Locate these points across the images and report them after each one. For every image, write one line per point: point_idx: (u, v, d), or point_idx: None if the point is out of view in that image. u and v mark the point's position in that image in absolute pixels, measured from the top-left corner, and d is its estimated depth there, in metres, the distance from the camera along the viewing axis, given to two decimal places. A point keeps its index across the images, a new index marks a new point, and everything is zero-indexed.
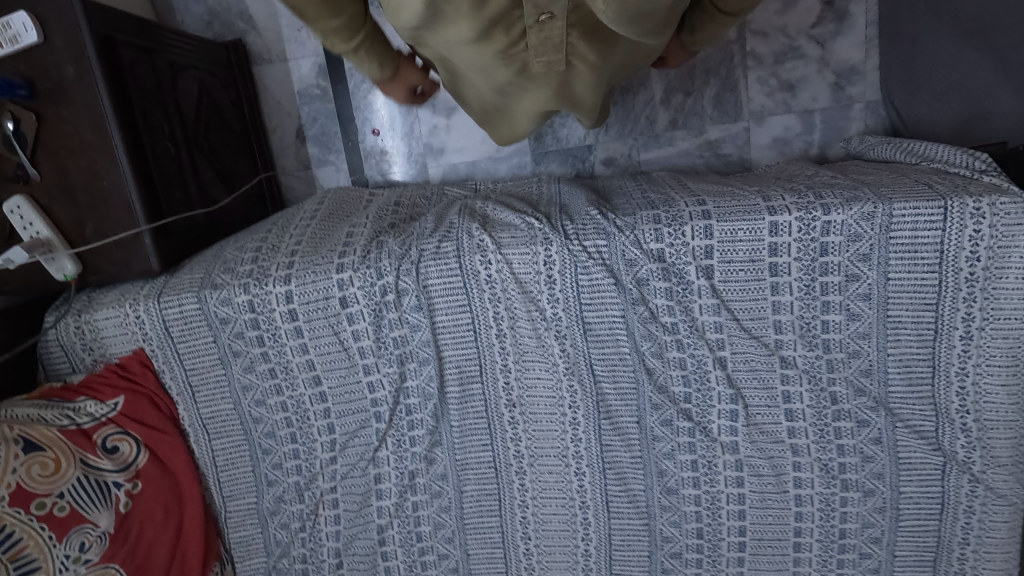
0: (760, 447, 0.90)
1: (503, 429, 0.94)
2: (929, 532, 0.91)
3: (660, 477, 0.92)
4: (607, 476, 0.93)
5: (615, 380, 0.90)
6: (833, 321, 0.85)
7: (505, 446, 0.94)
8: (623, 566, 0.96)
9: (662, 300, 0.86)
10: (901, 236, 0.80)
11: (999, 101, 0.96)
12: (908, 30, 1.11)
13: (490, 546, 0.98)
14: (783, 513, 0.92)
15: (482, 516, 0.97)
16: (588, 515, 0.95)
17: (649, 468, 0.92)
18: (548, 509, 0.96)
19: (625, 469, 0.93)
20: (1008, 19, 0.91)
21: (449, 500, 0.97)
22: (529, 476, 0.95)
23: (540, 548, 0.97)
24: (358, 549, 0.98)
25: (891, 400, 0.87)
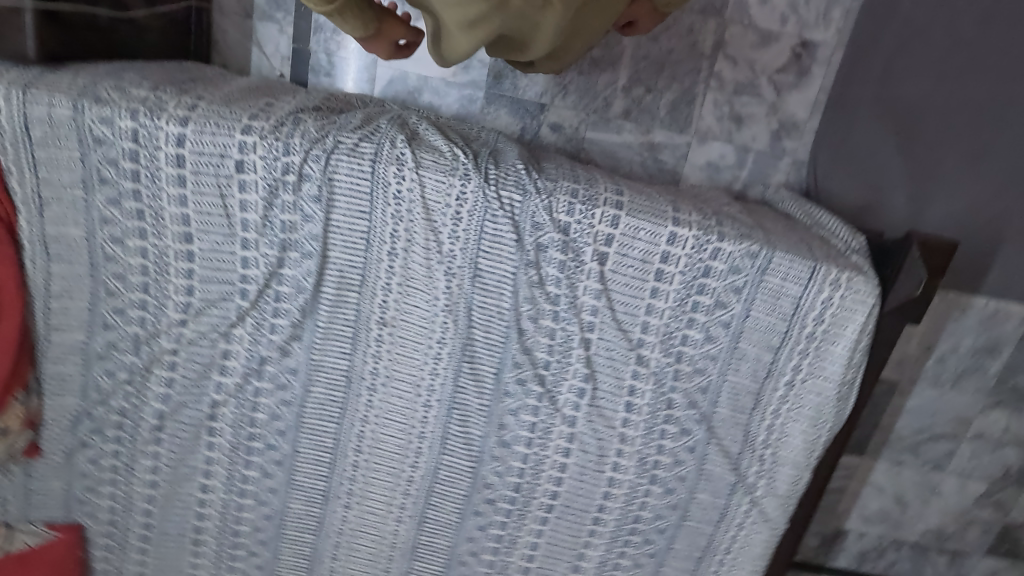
0: (594, 428, 0.98)
1: (367, 344, 0.94)
2: (702, 535, 1.05)
3: (498, 429, 0.98)
4: (451, 415, 0.97)
5: (487, 329, 0.92)
6: (691, 336, 0.93)
7: (364, 360, 0.95)
8: (441, 498, 1.02)
9: (553, 270, 0.89)
10: (771, 281, 0.88)
11: (893, 200, 1.18)
12: (851, 107, 1.23)
13: (322, 446, 1.00)
14: (594, 489, 1.02)
15: (321, 419, 0.98)
16: (423, 446, 0.99)
17: (493, 419, 0.97)
18: (387, 430, 0.98)
19: (470, 413, 0.97)
20: (931, 128, 1.13)
21: (293, 395, 0.97)
22: (379, 394, 0.96)
23: (367, 463, 1.00)
24: (188, 414, 0.98)
25: (714, 419, 0.98)
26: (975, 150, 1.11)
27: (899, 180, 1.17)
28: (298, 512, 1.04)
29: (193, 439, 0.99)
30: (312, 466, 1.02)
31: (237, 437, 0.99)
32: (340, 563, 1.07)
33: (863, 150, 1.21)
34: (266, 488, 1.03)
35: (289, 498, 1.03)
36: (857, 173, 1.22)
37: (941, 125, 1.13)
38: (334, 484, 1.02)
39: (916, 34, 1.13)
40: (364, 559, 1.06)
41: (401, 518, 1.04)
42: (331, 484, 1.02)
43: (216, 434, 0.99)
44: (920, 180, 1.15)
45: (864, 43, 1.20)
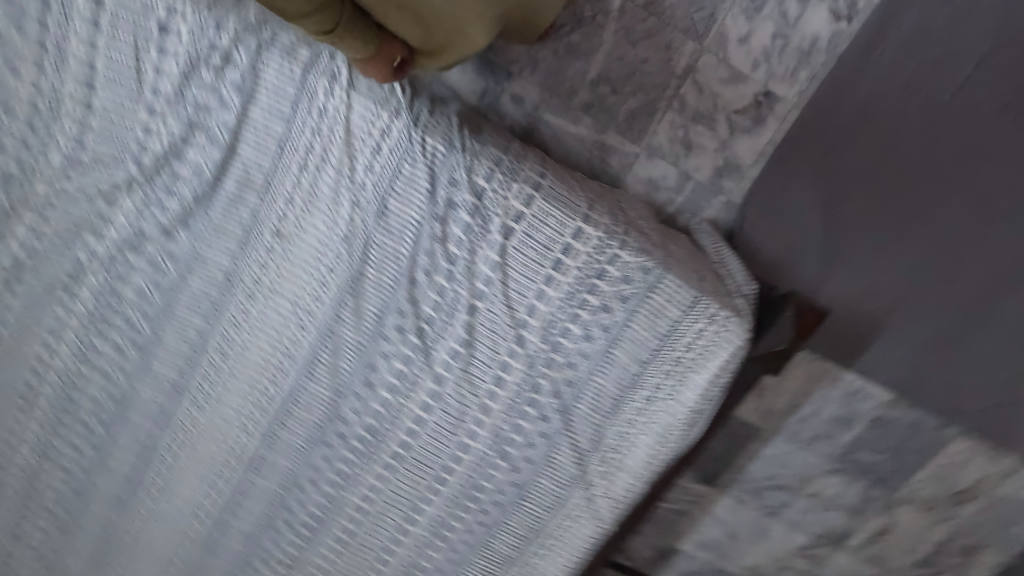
0: (460, 392, 1.00)
1: (262, 248, 0.94)
2: (534, 516, 1.10)
3: (367, 369, 0.99)
4: (325, 342, 0.97)
5: (380, 269, 0.92)
6: (571, 331, 0.96)
7: (248, 266, 0.95)
8: (295, 421, 1.03)
9: (458, 230, 0.89)
10: (656, 298, 0.93)
11: (805, 265, 1.36)
12: (790, 167, 1.30)
13: (185, 338, 1.01)
14: (444, 449, 1.05)
15: (191, 311, 0.99)
16: (289, 365, 0.99)
17: (364, 358, 0.98)
18: (257, 337, 0.99)
19: (343, 346, 0.97)
20: (855, 210, 1.27)
21: (165, 280, 0.98)
22: (256, 304, 0.97)
23: (228, 367, 1.01)
24: (76, 261, 1.00)
25: (573, 413, 1.02)
26: (877, 240, 1.27)
27: (814, 250, 1.34)
28: (143, 397, 1.05)
29: (74, 285, 1.01)
30: (176, 351, 1.02)
31: (112, 297, 1.00)
32: (183, 453, 1.08)
33: (790, 214, 1.33)
34: (125, 358, 1.03)
35: (141, 379, 1.04)
36: (781, 233, 1.36)
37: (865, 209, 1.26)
38: (189, 379, 1.03)
39: (867, 118, 1.20)
40: (207, 456, 1.07)
41: (251, 429, 1.04)
42: (190, 376, 1.03)
43: (93, 289, 1.01)
44: (830, 253, 1.32)
45: (823, 110, 1.24)
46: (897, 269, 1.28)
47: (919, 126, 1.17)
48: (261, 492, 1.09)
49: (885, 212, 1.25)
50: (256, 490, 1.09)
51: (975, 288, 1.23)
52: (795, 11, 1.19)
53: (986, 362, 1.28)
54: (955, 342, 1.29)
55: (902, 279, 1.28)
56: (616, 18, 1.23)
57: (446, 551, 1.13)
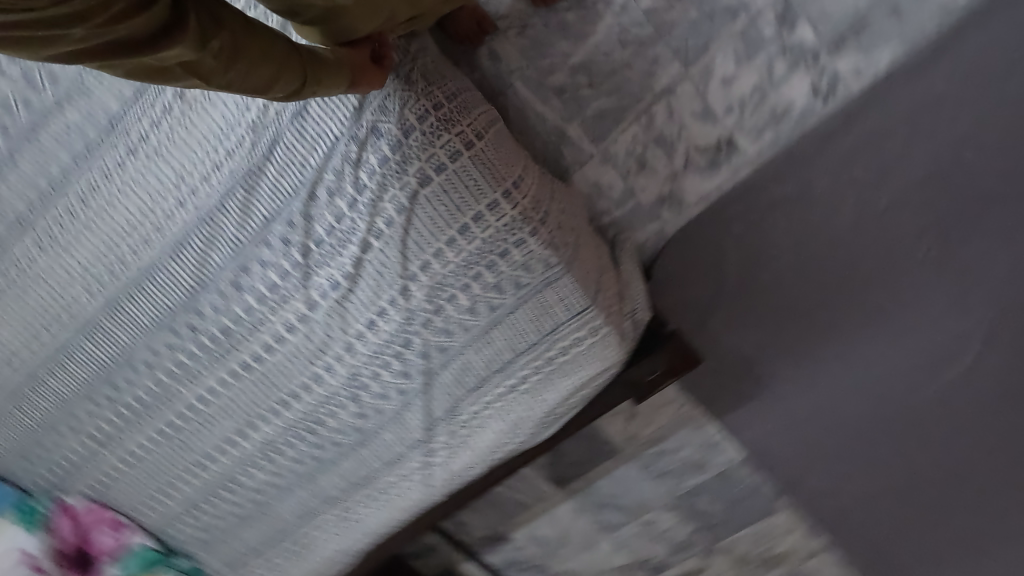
0: (329, 323, 0.97)
1: (161, 106, 0.86)
2: (367, 467, 1.09)
3: (238, 269, 0.93)
4: (200, 227, 0.90)
5: (281, 172, 0.87)
6: (457, 300, 0.94)
7: (139, 119, 0.87)
8: (145, 299, 0.95)
9: (373, 160, 0.85)
10: (548, 295, 0.93)
11: (710, 312, 1.46)
12: (721, 221, 1.38)
13: (42, 171, 0.90)
14: (296, 375, 1.01)
15: (56, 145, 0.89)
16: (155, 239, 0.92)
17: (240, 258, 0.92)
18: (128, 199, 0.90)
19: (220, 238, 0.91)
20: (769, 275, 1.40)
21: (36, 100, 0.87)
22: (137, 161, 0.89)
23: (87, 218, 0.92)
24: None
25: (435, 379, 1.01)
26: (777, 305, 1.41)
27: (721, 300, 1.45)
28: None
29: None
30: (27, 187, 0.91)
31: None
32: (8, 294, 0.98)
33: (711, 263, 1.42)
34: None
35: None
36: (698, 278, 1.44)
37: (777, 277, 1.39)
38: (37, 216, 0.93)
39: (805, 198, 1.32)
40: (36, 304, 0.98)
41: (94, 292, 0.96)
42: (41, 216, 0.93)
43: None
44: (735, 307, 1.44)
45: (767, 179, 1.32)
46: (785, 336, 1.43)
47: (841, 224, 1.32)
48: (87, 360, 1.01)
49: (792, 283, 1.39)
50: (82, 356, 1.01)
51: (837, 368, 1.42)
52: (781, 71, 1.21)
53: (824, 431, 1.49)
54: (809, 409, 1.48)
55: (787, 345, 1.43)
56: (615, 14, 1.21)
57: (269, 474, 1.10)
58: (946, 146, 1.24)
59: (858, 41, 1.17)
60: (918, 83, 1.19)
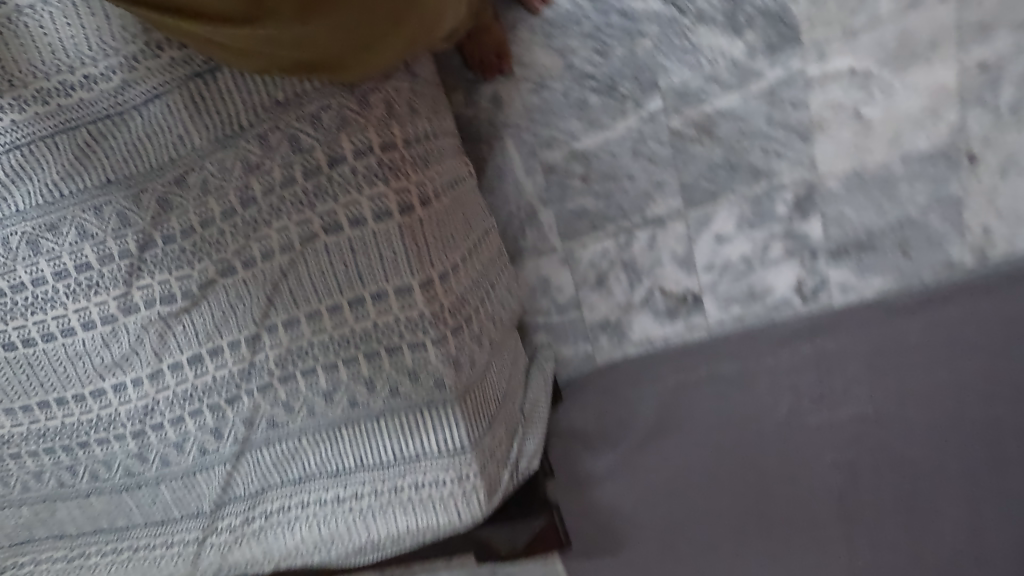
0: (140, 340, 0.72)
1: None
2: (124, 515, 0.84)
3: (43, 226, 0.68)
4: (9, 155, 0.65)
5: (148, 139, 0.64)
6: (316, 378, 0.74)
7: None
8: None
9: (277, 178, 0.65)
10: (423, 419, 0.74)
11: (594, 457, 1.24)
12: (652, 368, 1.26)
13: None
14: (72, 381, 0.75)
15: None
16: None
17: (52, 213, 0.67)
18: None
19: (31, 178, 0.66)
20: (669, 442, 1.22)
21: None
22: None
23: None
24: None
25: (252, 453, 0.79)
26: (664, 480, 1.21)
27: (611, 449, 1.24)
28: None
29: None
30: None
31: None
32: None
33: (621, 405, 1.26)
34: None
35: None
36: (603, 415, 1.26)
37: (676, 446, 1.22)
38: None
39: (743, 383, 1.22)
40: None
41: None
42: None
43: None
44: (622, 462, 1.23)
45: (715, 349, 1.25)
46: (658, 519, 1.21)
47: (768, 424, 1.20)
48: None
49: (688, 463, 1.21)
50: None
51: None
52: (775, 255, 1.17)
53: None
54: None
55: (654, 529, 1.22)
56: (642, 119, 1.08)
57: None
58: (891, 394, 1.17)
59: (859, 259, 1.16)
60: (890, 321, 1.17)
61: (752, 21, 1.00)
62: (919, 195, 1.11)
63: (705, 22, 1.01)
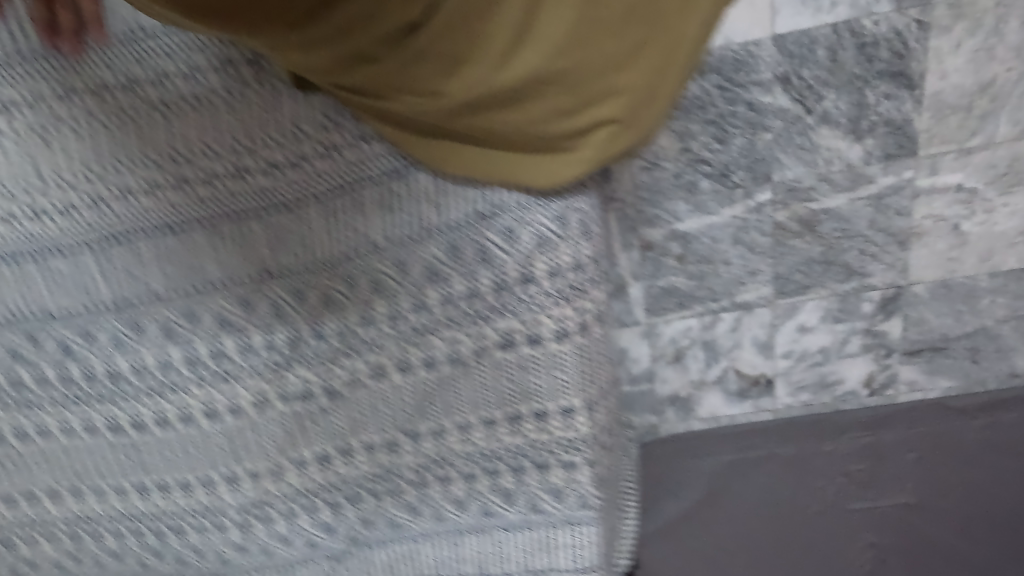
0: (268, 435, 0.69)
1: (178, 58, 0.57)
2: None
3: (180, 312, 0.64)
4: (156, 237, 0.61)
5: (318, 235, 0.61)
6: (451, 487, 0.70)
7: (145, 63, 0.57)
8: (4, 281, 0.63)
9: (457, 290, 0.61)
10: (559, 536, 0.71)
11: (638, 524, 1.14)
12: (713, 440, 1.22)
13: None
14: (178, 468, 0.71)
15: None
16: (70, 213, 0.60)
17: (192, 301, 0.64)
18: (56, 151, 0.59)
19: (177, 264, 0.62)
20: (718, 515, 1.12)
21: None
22: (103, 106, 0.58)
23: None
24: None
25: (363, 550, 0.74)
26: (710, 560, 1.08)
27: (657, 519, 1.14)
28: None
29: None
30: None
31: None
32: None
33: (674, 474, 1.19)
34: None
35: None
36: (654, 482, 1.19)
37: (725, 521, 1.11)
38: None
39: (801, 464, 1.16)
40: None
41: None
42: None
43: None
44: (666, 532, 1.12)
45: (783, 430, 1.22)
46: None
47: (813, 503, 1.10)
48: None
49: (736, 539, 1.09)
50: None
51: None
52: (853, 350, 1.17)
53: None
54: None
55: None
56: (749, 209, 1.04)
57: (66, 553, 0.76)
58: (958, 487, 1.08)
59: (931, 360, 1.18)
60: (944, 419, 1.17)
61: (875, 128, 0.97)
62: (999, 308, 1.12)
63: (828, 124, 0.96)
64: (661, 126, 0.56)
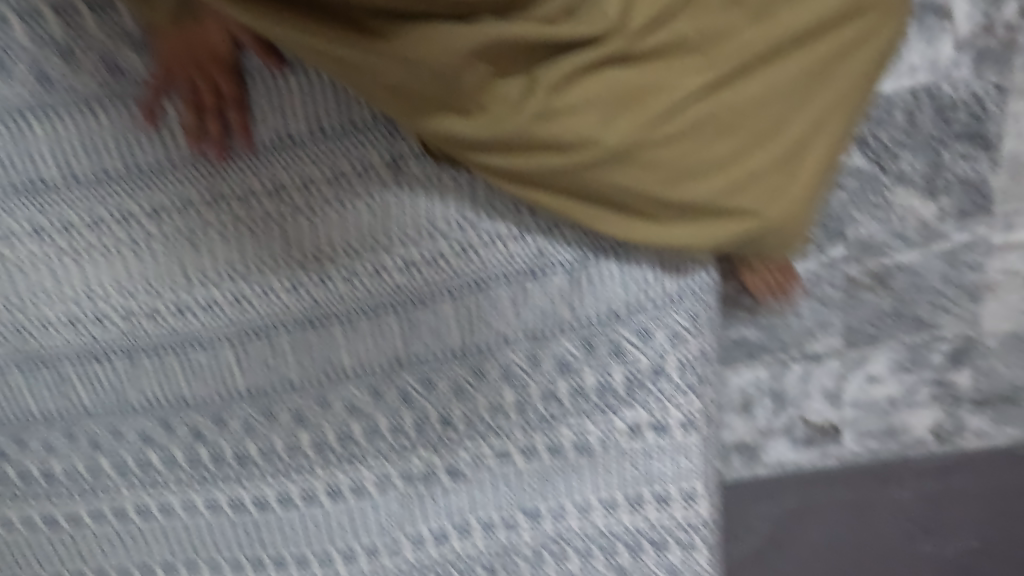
0: (388, 514, 0.71)
1: (327, 162, 0.58)
2: None
3: (314, 400, 0.67)
4: (297, 332, 0.64)
5: (451, 330, 0.63)
6: (567, 563, 0.71)
7: (289, 174, 0.59)
8: (146, 376, 0.66)
9: (588, 383, 0.63)
10: None
11: None
12: (779, 488, 1.12)
13: (68, 157, 0.58)
14: (296, 544, 0.73)
15: (112, 143, 0.57)
16: (213, 313, 0.63)
17: (325, 390, 0.66)
18: (201, 255, 0.61)
19: (314, 358, 0.65)
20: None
21: (107, 86, 0.56)
22: (247, 215, 0.60)
23: (114, 247, 0.61)
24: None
25: None
26: None
27: None
28: None
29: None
30: (27, 158, 0.58)
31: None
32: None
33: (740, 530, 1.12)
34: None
35: None
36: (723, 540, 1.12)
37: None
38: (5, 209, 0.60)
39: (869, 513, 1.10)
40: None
41: (76, 325, 0.64)
42: (32, 203, 0.59)
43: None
44: None
45: (858, 481, 1.10)
46: None
47: (882, 534, 1.09)
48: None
49: None
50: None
51: None
52: (921, 397, 1.05)
53: None
54: None
55: None
56: (822, 263, 0.95)
57: None
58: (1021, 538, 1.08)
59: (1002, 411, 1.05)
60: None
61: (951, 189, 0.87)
62: None
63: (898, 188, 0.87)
64: (784, 207, 0.57)
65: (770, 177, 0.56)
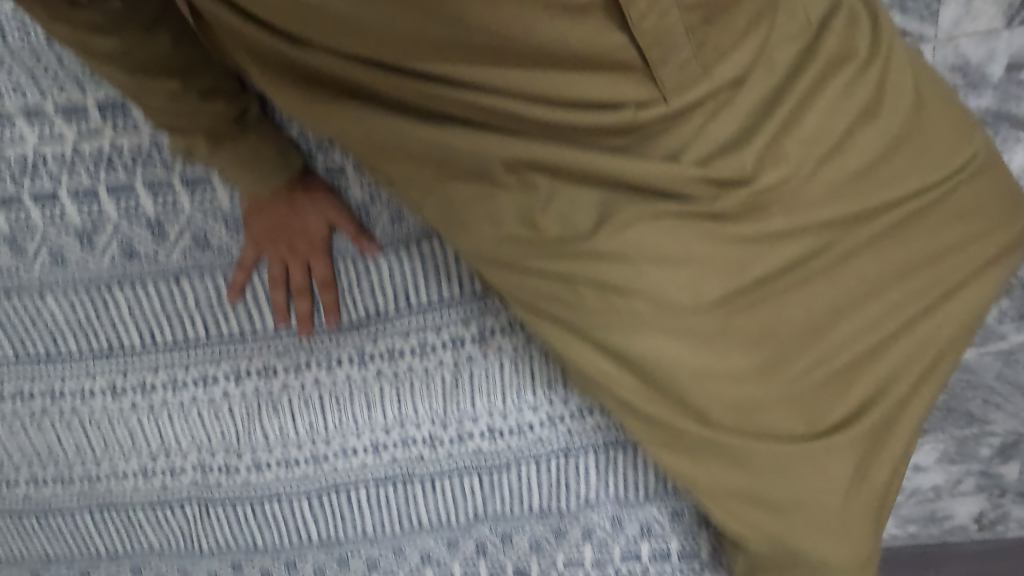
0: None
1: (416, 334, 0.56)
2: None
3: (389, 548, 0.65)
4: (376, 488, 0.62)
5: (534, 494, 0.62)
6: None
7: (375, 345, 0.56)
8: (218, 522, 0.65)
9: (670, 547, 0.63)
10: None
11: None
12: None
13: (147, 329, 0.56)
14: None
15: (190, 319, 0.55)
16: (293, 470, 0.62)
17: (401, 540, 0.65)
18: (282, 415, 0.60)
19: (392, 512, 0.64)
20: None
21: (187, 265, 0.53)
22: (331, 380, 0.58)
23: (191, 409, 0.60)
24: (43, 72, 0.48)
25: None
26: None
27: None
28: None
29: (12, 91, 0.49)
30: (111, 327, 0.56)
31: (88, 177, 0.51)
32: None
33: None
34: (10, 250, 0.54)
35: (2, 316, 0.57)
36: None
37: None
38: (83, 372, 0.59)
39: None
40: (29, 447, 0.63)
41: (147, 473, 0.63)
42: (112, 366, 0.58)
43: (38, 125, 0.49)
44: None
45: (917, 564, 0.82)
46: None
47: None
48: (62, 534, 0.67)
49: None
50: (62, 528, 0.67)
51: None
52: (967, 487, 0.77)
53: None
54: None
55: None
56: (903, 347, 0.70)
57: None
58: None
59: None
60: None
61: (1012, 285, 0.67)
62: None
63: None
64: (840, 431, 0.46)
65: (871, 388, 0.46)
